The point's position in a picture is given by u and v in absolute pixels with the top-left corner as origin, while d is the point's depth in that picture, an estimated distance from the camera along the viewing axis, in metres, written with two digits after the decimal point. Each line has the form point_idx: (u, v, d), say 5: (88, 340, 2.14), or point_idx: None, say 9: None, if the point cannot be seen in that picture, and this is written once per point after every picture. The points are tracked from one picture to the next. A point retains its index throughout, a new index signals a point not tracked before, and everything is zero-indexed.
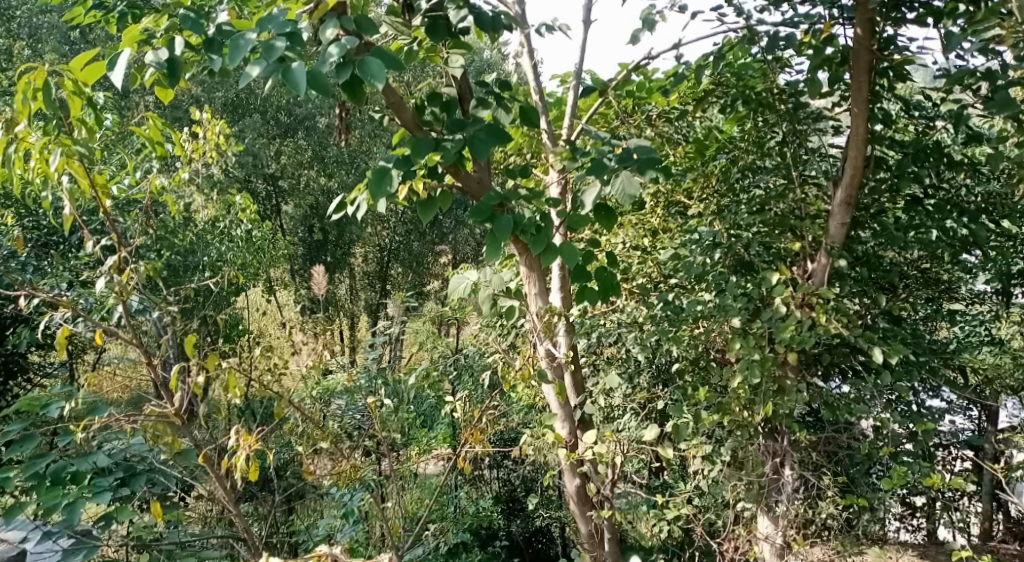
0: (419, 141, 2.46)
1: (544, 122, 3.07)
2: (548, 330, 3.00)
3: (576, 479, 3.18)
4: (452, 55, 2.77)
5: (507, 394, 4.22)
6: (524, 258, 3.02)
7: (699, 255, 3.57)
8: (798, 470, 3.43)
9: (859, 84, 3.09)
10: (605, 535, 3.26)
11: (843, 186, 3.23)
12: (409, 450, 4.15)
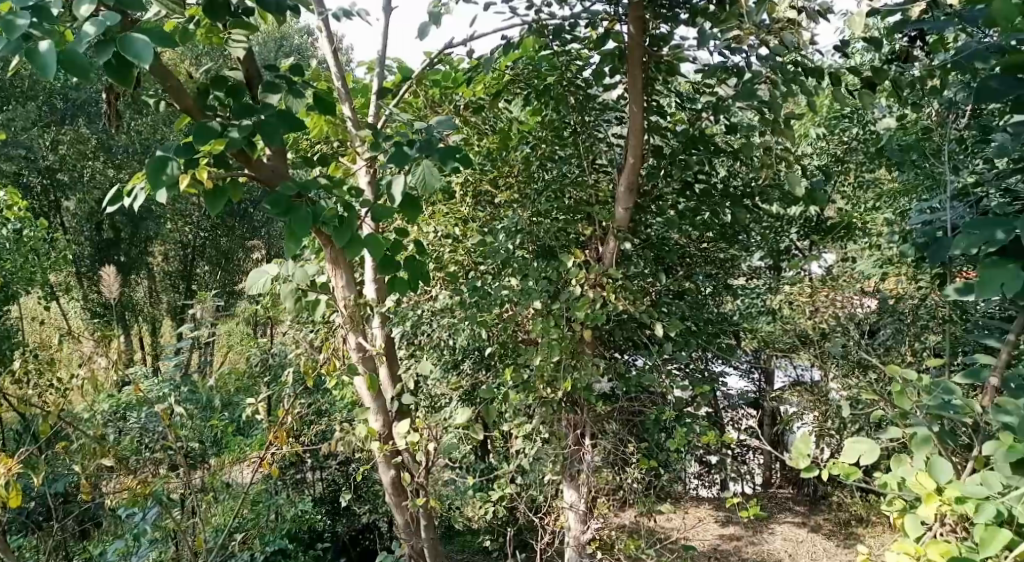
0: (201, 128, 2.50)
1: (347, 109, 3.07)
2: (356, 321, 3.06)
3: (392, 470, 3.28)
4: (235, 35, 2.67)
5: (321, 390, 4.27)
6: (330, 251, 3.05)
7: (503, 241, 3.71)
8: (598, 442, 3.66)
9: (635, 78, 3.34)
10: (422, 523, 3.38)
11: (625, 173, 3.48)
12: (217, 458, 4.11)
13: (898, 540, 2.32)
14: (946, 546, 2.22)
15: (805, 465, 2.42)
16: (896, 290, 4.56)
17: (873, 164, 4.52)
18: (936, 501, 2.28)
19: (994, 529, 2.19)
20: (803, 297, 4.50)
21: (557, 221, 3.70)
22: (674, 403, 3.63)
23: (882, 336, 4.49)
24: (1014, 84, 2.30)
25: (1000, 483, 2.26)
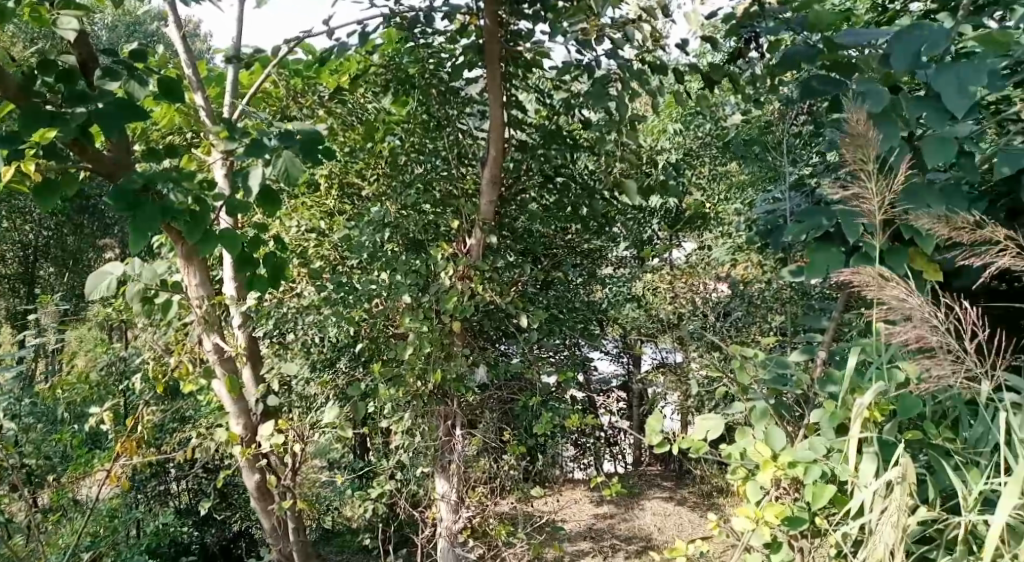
0: (28, 116, 2.39)
1: (200, 99, 3.10)
2: (211, 320, 3.05)
3: (256, 474, 3.28)
4: (64, 16, 2.56)
5: (180, 396, 4.15)
6: (182, 248, 3.01)
7: (368, 235, 3.66)
8: (469, 431, 3.69)
9: (494, 71, 3.38)
10: (289, 525, 3.40)
11: (489, 166, 3.53)
12: (68, 472, 3.93)
13: (741, 504, 2.56)
14: (780, 508, 2.49)
15: (657, 441, 2.71)
16: (748, 277, 4.76)
17: (725, 156, 4.72)
18: (773, 468, 2.48)
19: (821, 487, 2.45)
20: (662, 283, 4.83)
21: (425, 215, 3.70)
22: (541, 390, 3.73)
23: (735, 316, 4.72)
24: (833, 85, 2.63)
25: (824, 446, 2.51)
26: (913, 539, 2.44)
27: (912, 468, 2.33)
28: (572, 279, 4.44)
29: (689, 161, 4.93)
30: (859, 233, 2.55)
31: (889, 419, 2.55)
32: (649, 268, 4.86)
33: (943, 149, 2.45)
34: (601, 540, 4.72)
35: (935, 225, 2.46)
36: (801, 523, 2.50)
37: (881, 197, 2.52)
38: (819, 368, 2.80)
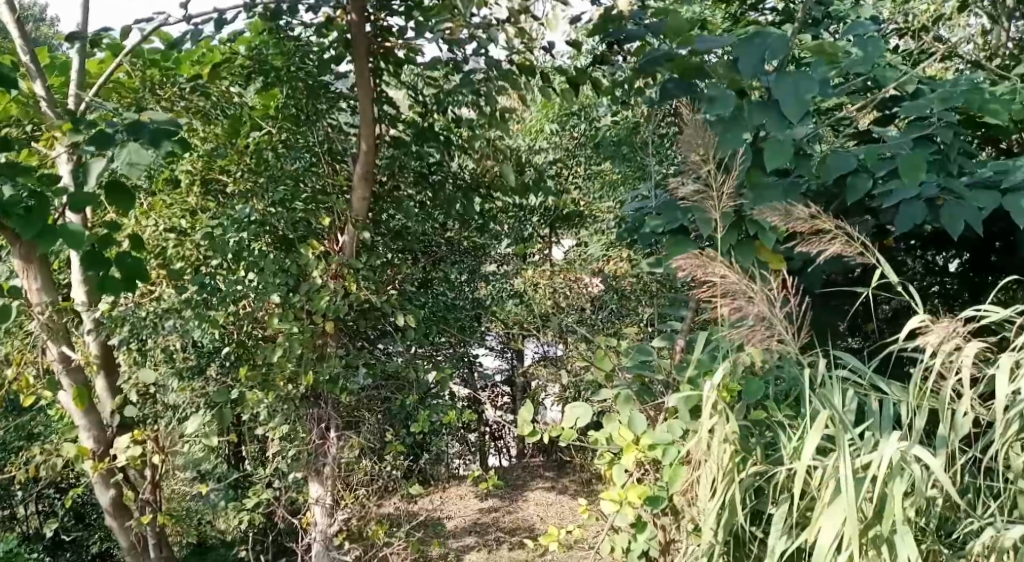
0: None
1: (41, 89, 2.91)
2: (55, 328, 3.02)
3: (111, 490, 3.29)
4: None
5: (30, 411, 3.89)
6: (20, 250, 2.95)
7: (234, 234, 3.43)
8: (342, 432, 3.53)
9: (361, 67, 3.31)
10: (149, 542, 3.43)
11: (360, 162, 3.45)
12: None
13: (606, 488, 2.72)
14: (641, 489, 2.63)
15: (530, 430, 3.05)
16: (620, 272, 4.70)
17: (598, 156, 4.76)
18: (634, 451, 2.64)
19: (677, 468, 2.61)
20: (542, 278, 4.89)
21: (294, 213, 3.51)
22: (417, 387, 3.66)
23: (610, 309, 4.75)
24: (684, 87, 2.86)
25: (681, 428, 2.65)
26: (760, 508, 2.58)
27: (733, 419, 2.49)
28: (455, 276, 4.41)
29: (565, 160, 4.95)
30: (710, 228, 2.80)
31: (740, 400, 2.65)
32: (530, 265, 4.86)
33: (781, 152, 2.62)
34: (486, 534, 4.70)
35: (768, 215, 2.62)
36: (661, 502, 2.63)
37: (724, 195, 2.76)
38: (680, 354, 2.93)
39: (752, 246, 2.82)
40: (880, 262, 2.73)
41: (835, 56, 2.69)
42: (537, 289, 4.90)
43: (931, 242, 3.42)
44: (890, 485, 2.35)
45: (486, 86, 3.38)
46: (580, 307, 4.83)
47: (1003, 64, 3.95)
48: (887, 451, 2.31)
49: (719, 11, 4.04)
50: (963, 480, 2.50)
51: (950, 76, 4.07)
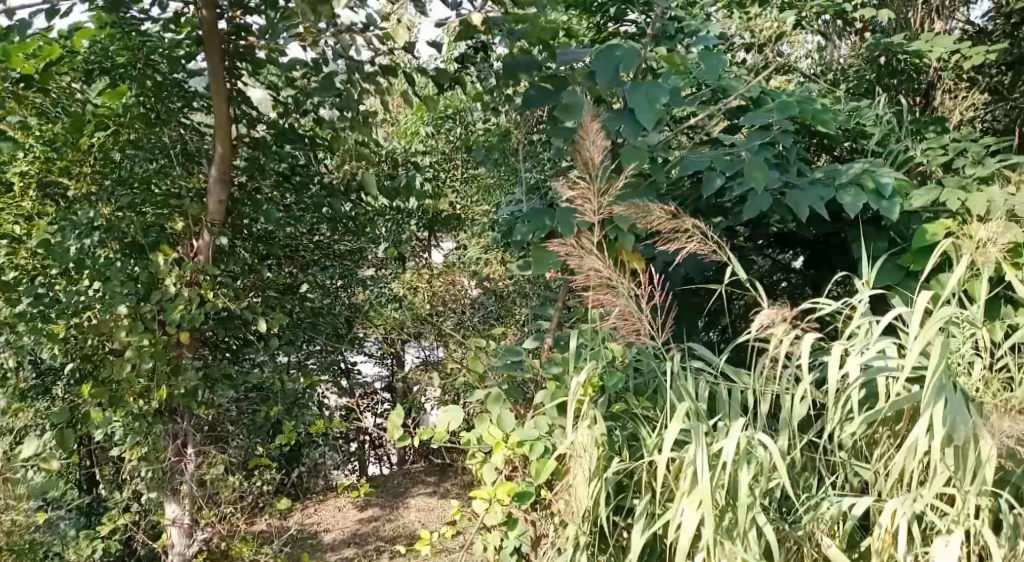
0: None
1: None
2: None
3: None
4: None
5: None
6: None
7: (71, 241, 3.19)
8: (201, 448, 3.33)
9: (216, 65, 3.12)
10: None
11: (217, 164, 3.26)
12: None
13: (475, 489, 2.66)
14: (510, 485, 2.57)
15: (399, 434, 3.00)
16: (496, 274, 4.59)
17: (472, 159, 4.64)
18: (503, 450, 2.59)
19: (544, 462, 2.56)
20: (421, 282, 4.69)
21: (145, 217, 3.30)
22: (284, 397, 3.56)
23: (486, 311, 4.60)
24: (546, 96, 2.88)
25: (547, 424, 2.61)
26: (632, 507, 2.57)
27: (602, 421, 2.52)
28: (329, 281, 4.32)
29: (439, 165, 4.84)
30: (573, 228, 2.77)
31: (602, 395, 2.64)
32: (408, 270, 4.74)
33: (637, 156, 2.75)
34: (367, 545, 4.35)
35: (625, 210, 2.67)
36: (529, 497, 2.57)
37: (595, 197, 2.70)
38: (546, 354, 2.90)
39: (613, 246, 2.83)
40: (732, 261, 2.80)
41: (683, 66, 2.81)
42: (420, 293, 4.69)
43: (775, 241, 3.56)
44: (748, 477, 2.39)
45: (353, 90, 3.26)
46: (460, 311, 4.67)
47: (845, 75, 4.11)
48: (731, 443, 2.39)
49: (582, 20, 4.04)
50: (804, 461, 2.59)
51: (793, 85, 4.20)
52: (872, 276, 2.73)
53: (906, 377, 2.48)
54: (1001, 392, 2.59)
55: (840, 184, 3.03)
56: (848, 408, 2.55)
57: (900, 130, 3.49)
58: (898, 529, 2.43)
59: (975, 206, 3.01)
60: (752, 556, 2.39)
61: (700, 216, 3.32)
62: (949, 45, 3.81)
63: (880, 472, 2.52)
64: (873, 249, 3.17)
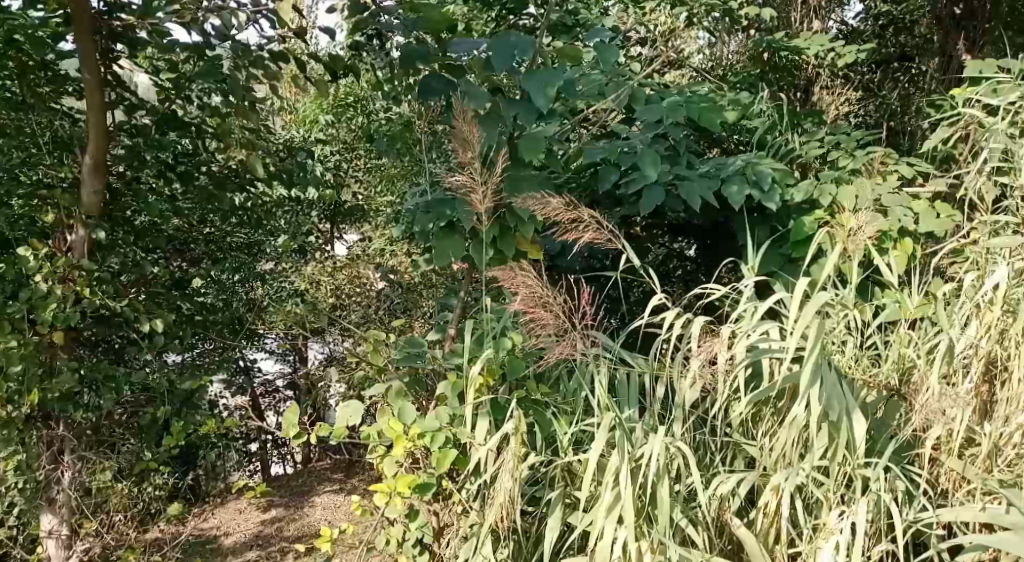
0: None
1: None
2: None
3: None
4: None
5: None
6: None
7: None
8: (79, 454, 3.13)
9: (87, 45, 2.88)
10: None
11: (90, 152, 3.03)
12: None
13: (375, 482, 2.53)
14: (409, 477, 2.47)
15: (295, 432, 2.79)
16: (403, 267, 4.46)
17: (374, 149, 4.50)
18: (404, 443, 2.47)
19: (444, 452, 2.47)
20: (324, 274, 4.51)
21: (10, 210, 3.08)
22: (172, 397, 3.30)
23: (393, 303, 4.36)
24: (445, 86, 2.67)
25: (448, 414, 2.52)
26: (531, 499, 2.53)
27: (525, 420, 2.46)
28: (226, 276, 4.22)
29: (342, 155, 4.70)
30: (472, 221, 2.65)
31: (498, 388, 2.57)
32: (310, 263, 4.57)
33: (535, 145, 2.62)
34: (268, 546, 4.07)
35: (526, 203, 2.55)
36: (430, 488, 2.48)
37: (488, 186, 2.60)
38: (449, 344, 2.80)
39: (512, 237, 2.74)
40: (629, 249, 2.72)
41: (580, 57, 2.66)
42: (323, 287, 4.50)
43: (670, 229, 3.51)
44: (646, 467, 2.34)
45: (238, 76, 3.06)
46: (366, 305, 4.43)
47: (736, 69, 4.17)
48: (656, 447, 2.32)
49: (478, 13, 4.00)
50: (697, 444, 2.56)
51: (685, 79, 4.24)
52: (757, 261, 2.65)
53: (784, 358, 2.43)
54: (868, 368, 2.55)
55: (725, 176, 3.04)
56: (735, 385, 2.52)
57: (784, 121, 3.52)
58: (781, 503, 2.37)
59: (844, 200, 3.02)
60: (653, 546, 2.34)
61: (598, 204, 3.25)
62: (827, 43, 3.90)
63: (764, 446, 2.46)
64: (756, 236, 3.14)
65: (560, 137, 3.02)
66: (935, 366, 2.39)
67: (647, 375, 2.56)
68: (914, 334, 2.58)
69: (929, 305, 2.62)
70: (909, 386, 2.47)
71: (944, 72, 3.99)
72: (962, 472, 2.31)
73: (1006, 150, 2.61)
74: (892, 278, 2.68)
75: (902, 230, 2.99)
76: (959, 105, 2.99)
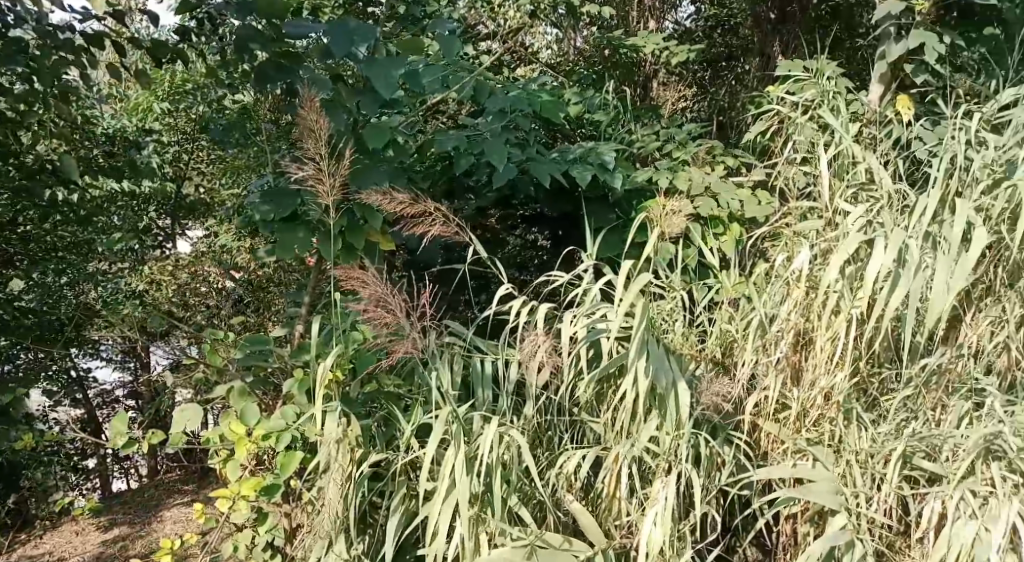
0: None
1: None
2: None
3: None
4: None
5: None
6: None
7: None
8: None
9: None
10: None
11: None
12: None
13: (218, 488, 2.60)
14: (254, 480, 2.55)
15: (123, 442, 2.72)
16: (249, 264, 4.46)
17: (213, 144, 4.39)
18: (246, 444, 2.55)
19: (290, 454, 2.53)
20: (164, 274, 4.52)
21: None
22: None
23: (241, 303, 4.48)
24: (286, 73, 2.68)
25: (294, 413, 2.56)
26: (379, 490, 2.60)
27: (358, 419, 2.53)
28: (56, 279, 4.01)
29: (184, 144, 4.60)
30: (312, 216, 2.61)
31: (346, 383, 2.64)
32: (146, 262, 4.54)
33: (381, 134, 2.69)
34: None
35: (374, 196, 2.59)
36: (277, 489, 2.57)
37: (334, 177, 2.60)
38: (296, 342, 2.84)
39: (362, 230, 2.76)
40: (476, 240, 2.79)
41: (423, 48, 2.73)
42: (162, 289, 4.52)
43: (530, 221, 3.61)
44: (483, 451, 2.44)
45: (46, 61, 2.93)
46: (211, 303, 4.54)
47: (579, 66, 4.34)
48: (490, 436, 2.42)
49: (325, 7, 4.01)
50: (545, 423, 2.68)
51: (531, 74, 4.38)
52: (595, 248, 2.80)
53: (617, 337, 2.58)
54: (697, 346, 2.73)
55: (569, 160, 3.17)
56: (577, 367, 2.65)
57: (624, 113, 3.69)
58: (619, 476, 2.52)
59: (680, 185, 3.22)
60: (498, 530, 2.45)
61: (449, 194, 3.34)
62: (661, 40, 4.11)
63: (607, 423, 2.61)
64: (598, 222, 3.28)
65: (406, 128, 3.09)
66: (750, 340, 2.61)
67: (499, 359, 2.66)
68: (737, 312, 2.78)
69: (746, 284, 2.80)
70: (730, 357, 2.73)
71: (764, 71, 4.32)
72: (776, 434, 2.56)
73: (813, 141, 2.86)
74: (715, 260, 2.86)
75: (730, 216, 3.20)
76: (773, 101, 3.20)
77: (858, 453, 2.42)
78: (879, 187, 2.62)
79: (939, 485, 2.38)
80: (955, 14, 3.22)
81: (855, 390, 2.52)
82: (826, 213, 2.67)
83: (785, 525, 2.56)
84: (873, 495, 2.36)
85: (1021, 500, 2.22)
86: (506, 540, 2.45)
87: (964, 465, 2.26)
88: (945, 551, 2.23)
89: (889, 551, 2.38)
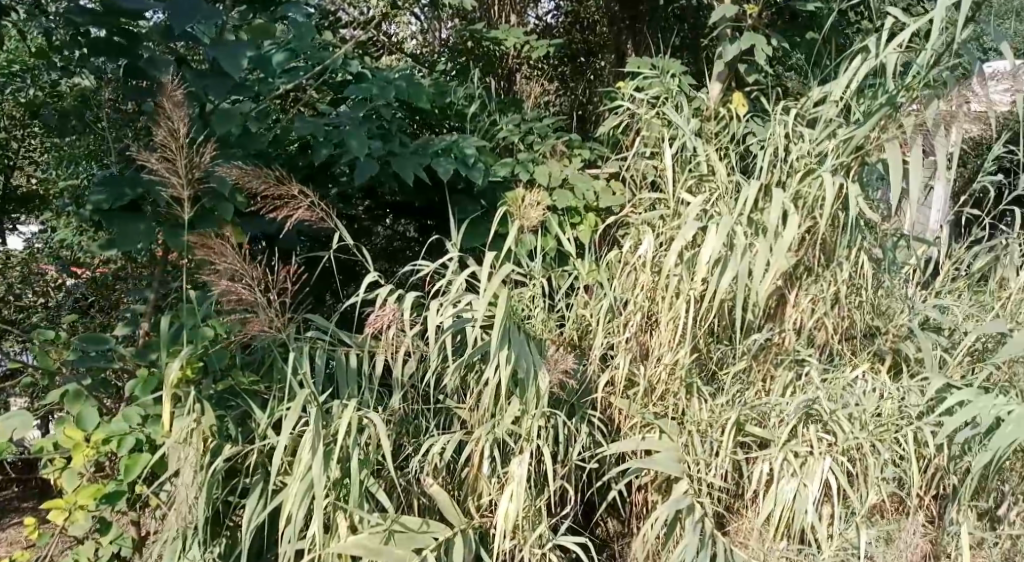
0: None
1: None
2: None
3: None
4: None
5: None
6: None
7: None
8: None
9: None
10: None
11: None
12: None
13: (51, 499, 2.54)
14: (94, 488, 2.50)
15: None
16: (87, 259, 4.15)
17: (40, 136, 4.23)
18: (84, 449, 2.53)
19: (134, 456, 2.52)
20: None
21: None
22: None
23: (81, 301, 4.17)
24: (117, 51, 2.68)
25: (137, 416, 2.59)
26: (238, 482, 2.62)
27: (210, 414, 2.52)
28: None
29: (11, 131, 4.31)
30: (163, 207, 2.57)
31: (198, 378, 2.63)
32: None
33: (229, 119, 2.73)
34: None
35: (233, 173, 2.55)
36: (118, 497, 2.52)
37: (190, 166, 2.56)
38: (142, 339, 2.82)
39: (213, 219, 2.77)
40: (340, 227, 2.83)
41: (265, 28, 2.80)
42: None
43: (399, 212, 3.67)
44: (342, 438, 2.49)
45: None
46: (49, 304, 4.22)
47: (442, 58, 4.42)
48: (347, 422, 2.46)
49: None
50: (409, 409, 2.76)
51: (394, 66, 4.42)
52: (460, 238, 2.86)
53: (480, 325, 2.68)
54: (554, 330, 2.86)
55: (432, 152, 3.22)
56: (440, 355, 2.73)
57: (487, 103, 3.77)
58: (479, 458, 2.62)
59: (541, 177, 3.35)
60: (358, 517, 2.51)
61: (310, 184, 3.35)
62: (521, 34, 4.24)
63: (470, 409, 2.70)
64: (462, 213, 3.34)
65: (260, 117, 3.09)
66: (600, 324, 2.79)
67: (360, 349, 2.73)
68: (591, 298, 2.93)
69: (597, 271, 2.96)
70: (583, 341, 2.89)
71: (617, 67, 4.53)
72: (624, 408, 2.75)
73: (660, 136, 3.06)
74: (571, 248, 2.99)
75: (586, 207, 3.36)
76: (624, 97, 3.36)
77: (698, 423, 2.64)
78: (717, 177, 2.84)
79: (767, 448, 2.63)
80: (784, 18, 3.54)
81: (695, 365, 2.74)
82: (670, 203, 2.88)
83: (637, 496, 2.77)
84: (711, 461, 2.57)
85: (834, 457, 2.52)
86: (363, 526, 2.51)
87: (787, 428, 2.53)
88: (772, 506, 2.51)
89: (728, 511, 2.64)
